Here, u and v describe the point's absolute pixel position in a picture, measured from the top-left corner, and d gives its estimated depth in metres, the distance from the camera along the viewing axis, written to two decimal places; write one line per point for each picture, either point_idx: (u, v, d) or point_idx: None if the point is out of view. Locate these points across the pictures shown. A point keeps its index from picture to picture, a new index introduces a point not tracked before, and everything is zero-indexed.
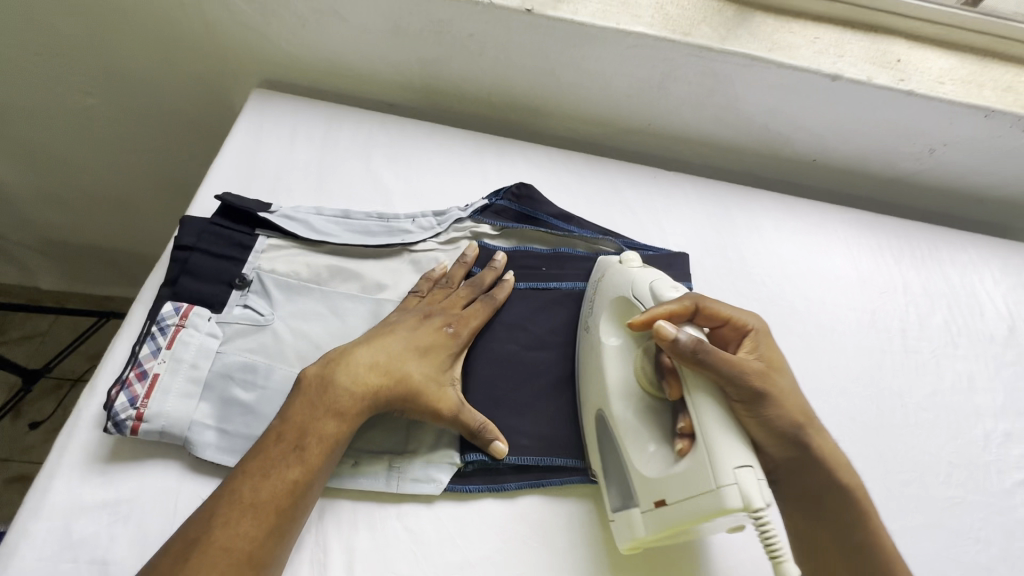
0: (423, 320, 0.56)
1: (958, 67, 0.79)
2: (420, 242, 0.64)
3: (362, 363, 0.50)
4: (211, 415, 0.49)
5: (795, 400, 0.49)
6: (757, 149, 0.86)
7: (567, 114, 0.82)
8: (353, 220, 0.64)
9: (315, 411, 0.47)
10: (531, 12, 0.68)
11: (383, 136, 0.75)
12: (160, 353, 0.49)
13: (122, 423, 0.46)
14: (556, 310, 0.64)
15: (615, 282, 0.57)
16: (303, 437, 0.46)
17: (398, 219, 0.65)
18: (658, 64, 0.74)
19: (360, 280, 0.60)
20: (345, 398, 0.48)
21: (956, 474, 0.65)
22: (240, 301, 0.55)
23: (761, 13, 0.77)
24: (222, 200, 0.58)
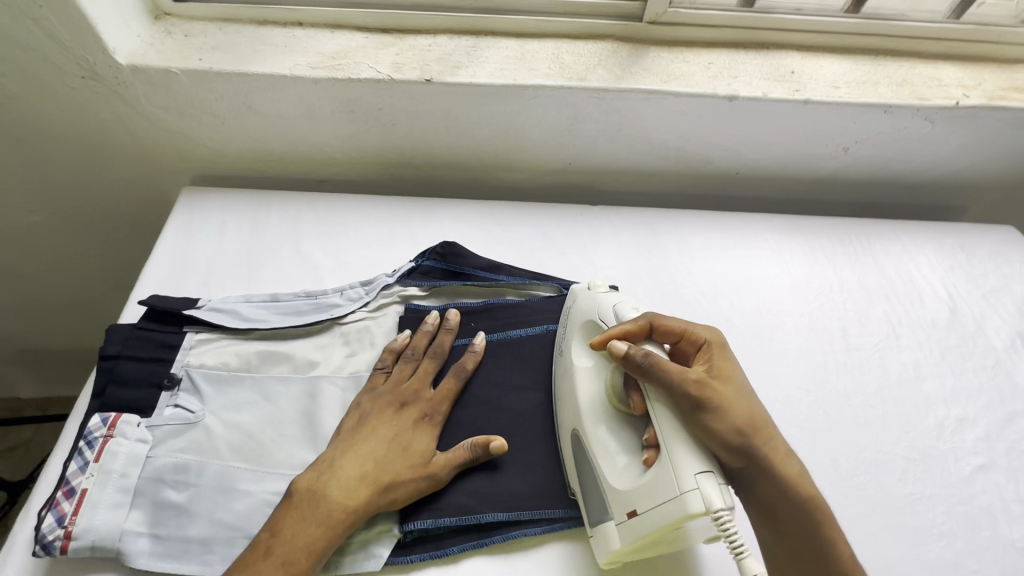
0: (398, 410, 0.58)
1: (851, 69, 0.83)
2: (349, 314, 0.67)
3: (352, 472, 0.52)
4: (144, 522, 0.50)
5: (749, 409, 0.50)
6: (680, 171, 0.89)
7: (489, 166, 0.85)
8: (281, 303, 0.66)
9: (302, 521, 0.49)
10: (430, 81, 0.72)
11: (310, 215, 0.77)
12: (87, 468, 0.50)
13: (51, 544, 0.47)
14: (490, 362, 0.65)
15: (584, 308, 0.61)
16: (294, 546, 0.48)
17: (326, 293, 0.68)
18: (564, 109, 0.77)
19: (291, 361, 0.62)
20: (336, 511, 0.50)
21: (912, 469, 0.65)
22: (170, 401, 0.56)
23: (653, 48, 0.81)
24: (147, 304, 0.61)
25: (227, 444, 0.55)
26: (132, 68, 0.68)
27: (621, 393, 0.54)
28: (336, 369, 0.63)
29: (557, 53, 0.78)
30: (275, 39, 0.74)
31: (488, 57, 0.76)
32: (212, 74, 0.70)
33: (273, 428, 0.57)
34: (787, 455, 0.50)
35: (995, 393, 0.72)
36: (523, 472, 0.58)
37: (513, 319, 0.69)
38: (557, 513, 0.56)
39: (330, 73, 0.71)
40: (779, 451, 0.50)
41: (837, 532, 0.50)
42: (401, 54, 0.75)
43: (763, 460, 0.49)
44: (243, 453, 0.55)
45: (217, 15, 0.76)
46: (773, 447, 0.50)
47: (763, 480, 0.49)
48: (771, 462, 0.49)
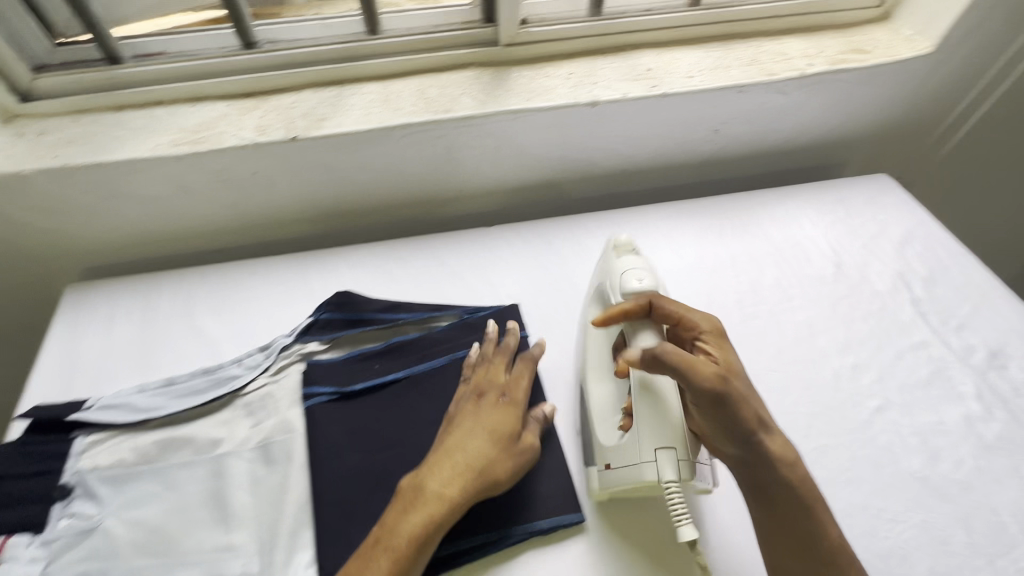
0: (480, 402, 0.61)
1: (703, 58, 0.88)
2: (250, 383, 0.66)
3: (450, 463, 0.55)
4: None
5: (750, 399, 0.53)
6: (568, 179, 0.92)
7: (380, 207, 0.86)
8: (177, 386, 0.65)
9: (406, 512, 0.53)
10: (296, 138, 0.73)
11: (202, 289, 0.76)
12: None
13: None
14: (398, 403, 0.66)
15: (605, 271, 0.67)
16: (407, 540, 0.51)
17: (224, 367, 0.67)
18: (437, 142, 0.79)
19: (193, 443, 0.61)
20: (439, 499, 0.53)
21: (816, 424, 0.68)
22: (64, 512, 0.55)
23: (514, 68, 0.84)
24: (31, 417, 0.60)
25: (129, 543, 0.53)
26: None
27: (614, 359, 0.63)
28: (242, 442, 0.62)
29: (421, 89, 0.80)
30: (136, 122, 0.74)
31: (353, 105, 0.78)
32: (70, 170, 0.69)
33: (177, 517, 0.56)
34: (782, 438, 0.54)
35: (883, 335, 0.77)
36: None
37: (417, 355, 0.70)
38: (478, 539, 0.56)
39: (193, 147, 0.71)
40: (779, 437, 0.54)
41: (831, 520, 0.52)
42: (265, 116, 0.75)
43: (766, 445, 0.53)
44: (147, 549, 0.53)
45: (70, 108, 0.75)
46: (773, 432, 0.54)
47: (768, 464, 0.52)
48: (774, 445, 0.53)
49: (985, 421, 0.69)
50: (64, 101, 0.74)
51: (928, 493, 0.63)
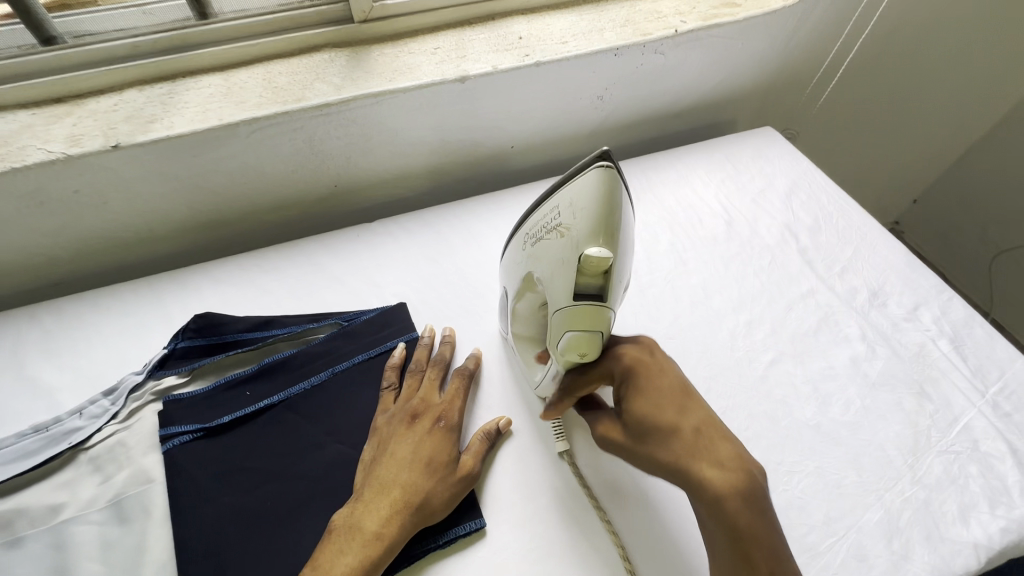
0: (416, 425, 0.58)
1: (577, 21, 0.84)
2: (94, 434, 0.57)
3: (387, 496, 0.52)
4: None
5: (651, 450, 0.52)
6: (453, 162, 0.87)
7: (244, 212, 0.78)
8: (1, 450, 0.56)
9: (341, 552, 0.49)
10: (117, 146, 0.63)
11: (33, 332, 0.66)
12: None
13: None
14: (272, 430, 0.59)
15: (554, 274, 0.45)
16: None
17: (62, 420, 0.58)
18: (294, 136, 0.72)
19: (23, 516, 0.52)
20: (377, 535, 0.50)
21: (715, 386, 0.68)
22: None
23: (375, 47, 0.77)
24: None
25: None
26: None
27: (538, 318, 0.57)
28: (86, 504, 0.53)
29: (268, 77, 0.72)
30: None
31: (188, 101, 0.68)
32: None
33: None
34: (709, 478, 0.48)
35: (774, 288, 0.78)
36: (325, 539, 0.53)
37: (293, 375, 0.63)
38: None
39: None
40: (697, 481, 0.48)
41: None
42: (79, 124, 0.65)
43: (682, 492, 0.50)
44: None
45: None
46: (688, 475, 0.49)
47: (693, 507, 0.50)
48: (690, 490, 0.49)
49: (870, 360, 0.71)
50: None
51: (820, 438, 0.64)
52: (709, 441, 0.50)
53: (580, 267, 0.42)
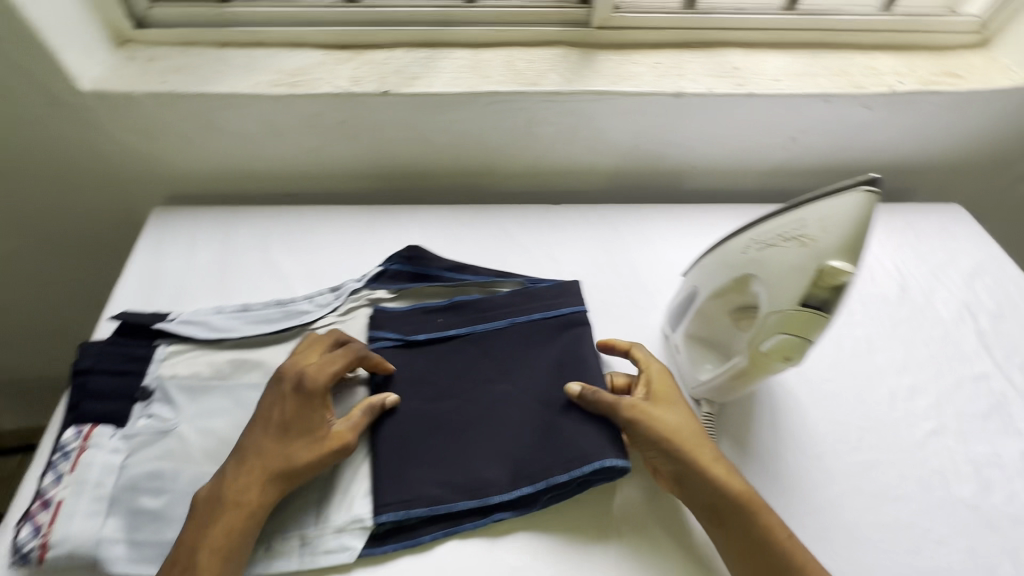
0: (280, 390, 0.56)
1: (792, 63, 0.87)
2: (319, 319, 0.68)
3: (231, 461, 0.53)
4: (121, 529, 0.51)
5: (677, 424, 0.58)
6: (637, 169, 0.93)
7: (452, 171, 0.88)
8: (252, 312, 0.68)
9: (218, 488, 0.51)
10: (387, 93, 0.75)
11: (278, 228, 0.79)
12: (62, 479, 0.52)
13: (30, 553, 0.49)
14: (455, 358, 0.66)
15: (782, 279, 0.49)
16: (245, 510, 0.50)
17: (296, 301, 0.70)
18: (519, 114, 0.81)
19: (263, 367, 0.63)
20: (230, 488, 0.51)
21: (867, 437, 0.68)
22: (144, 413, 0.58)
23: (602, 51, 0.85)
24: (120, 319, 0.64)
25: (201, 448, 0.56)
26: (96, 93, 0.71)
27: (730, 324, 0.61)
28: None
29: (510, 60, 0.82)
30: (237, 60, 0.77)
31: (444, 67, 0.79)
32: (174, 96, 0.72)
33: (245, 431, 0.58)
34: (715, 452, 0.57)
35: (943, 362, 0.76)
36: (492, 458, 0.58)
37: (477, 316, 0.70)
38: (526, 489, 0.56)
39: (289, 89, 0.74)
40: (704, 460, 0.56)
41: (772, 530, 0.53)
42: (359, 68, 0.78)
43: (685, 475, 0.55)
44: (215, 456, 0.56)
45: (179, 39, 0.79)
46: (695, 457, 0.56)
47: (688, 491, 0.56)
48: (697, 472, 0.55)
49: None
50: (175, 32, 0.78)
51: (977, 521, 0.62)
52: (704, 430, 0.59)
53: (819, 277, 0.46)
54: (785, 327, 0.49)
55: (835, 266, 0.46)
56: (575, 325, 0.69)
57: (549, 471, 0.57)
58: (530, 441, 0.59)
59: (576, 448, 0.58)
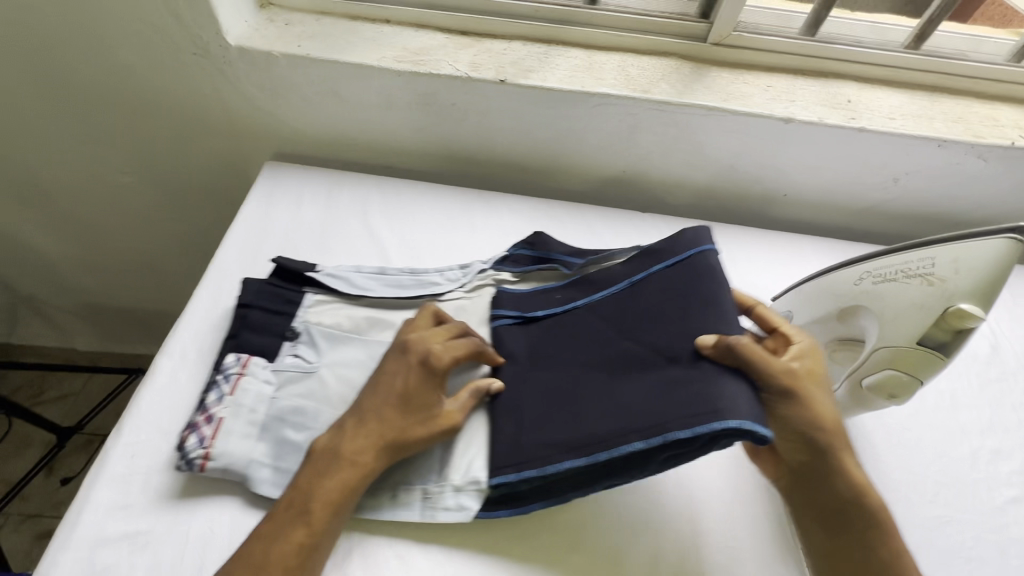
0: (404, 361, 0.57)
1: (909, 103, 0.85)
2: (448, 292, 0.70)
3: (349, 418, 0.54)
4: (268, 454, 0.55)
5: (826, 407, 0.52)
6: (728, 189, 0.92)
7: (546, 166, 0.90)
8: (388, 275, 0.71)
9: (337, 441, 0.53)
10: (503, 81, 0.78)
11: (379, 196, 0.83)
12: (224, 398, 0.56)
13: (194, 460, 0.53)
14: (577, 330, 0.62)
15: (902, 316, 0.49)
16: (360, 469, 0.52)
17: (428, 272, 0.72)
18: (624, 119, 0.82)
19: (396, 329, 0.66)
20: (349, 445, 0.52)
21: (943, 493, 0.65)
22: (292, 351, 0.62)
23: (714, 68, 0.85)
24: (278, 263, 0.68)
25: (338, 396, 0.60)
26: (239, 48, 0.76)
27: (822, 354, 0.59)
28: None
29: (623, 66, 0.83)
30: (366, 33, 0.81)
31: (558, 64, 0.81)
32: (306, 61, 0.77)
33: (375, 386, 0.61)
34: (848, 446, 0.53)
35: None
36: (608, 416, 0.52)
37: (598, 287, 0.64)
38: (638, 445, 0.49)
39: (413, 67, 0.77)
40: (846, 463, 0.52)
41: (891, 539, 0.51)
42: (478, 55, 0.80)
43: (824, 473, 0.52)
44: (351, 404, 0.59)
45: (314, 8, 0.83)
46: (840, 456, 0.52)
47: (817, 489, 0.52)
48: (837, 473, 0.52)
49: None
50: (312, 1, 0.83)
51: None
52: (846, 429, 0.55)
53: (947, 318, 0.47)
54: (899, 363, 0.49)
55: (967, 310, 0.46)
56: (705, 266, 0.59)
57: (667, 425, 0.48)
58: (647, 395, 0.52)
59: (701, 402, 0.48)
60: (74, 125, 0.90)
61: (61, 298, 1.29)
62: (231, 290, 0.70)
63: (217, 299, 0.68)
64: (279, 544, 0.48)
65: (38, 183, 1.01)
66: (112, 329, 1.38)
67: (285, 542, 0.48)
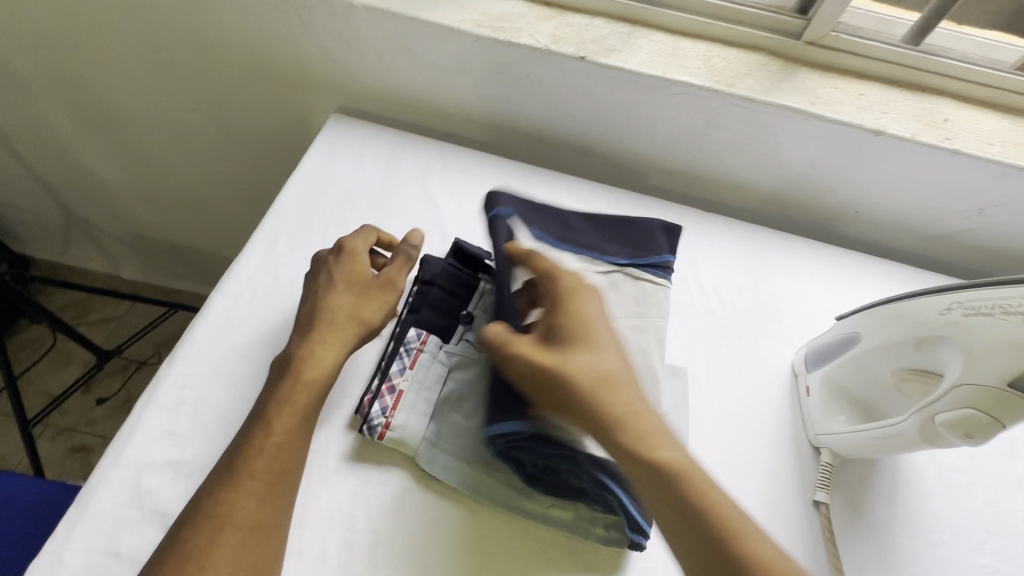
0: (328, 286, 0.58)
1: (1010, 129, 0.79)
2: None
3: (319, 347, 0.54)
4: (435, 435, 0.56)
5: (574, 373, 0.46)
6: (797, 197, 0.88)
7: (610, 150, 0.87)
8: None
9: (297, 374, 0.52)
10: (583, 58, 0.75)
11: (439, 161, 0.82)
12: (404, 371, 0.58)
13: (375, 427, 0.56)
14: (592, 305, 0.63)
15: (990, 354, 0.46)
16: (309, 394, 0.52)
17: None
18: (702, 111, 0.78)
19: None
20: (314, 372, 0.53)
21: (991, 542, 0.62)
22: (463, 335, 0.62)
23: (805, 69, 0.80)
24: (454, 245, 0.65)
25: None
26: None
27: (899, 377, 0.56)
28: None
29: (709, 56, 0.79)
30: None
31: (641, 46, 0.78)
32: (385, 13, 0.75)
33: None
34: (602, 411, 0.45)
35: None
36: None
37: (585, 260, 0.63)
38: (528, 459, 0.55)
39: (492, 33, 0.75)
40: (632, 428, 0.45)
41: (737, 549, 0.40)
42: (560, 28, 0.77)
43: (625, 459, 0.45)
44: None
45: None
46: (604, 432, 0.45)
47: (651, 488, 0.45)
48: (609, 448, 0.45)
49: None
50: None
51: None
52: (625, 391, 0.46)
53: None
54: (973, 402, 0.47)
55: None
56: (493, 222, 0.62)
57: None
58: None
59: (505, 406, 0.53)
60: (150, 56, 0.91)
61: (115, 226, 1.32)
62: (288, 239, 0.70)
63: (273, 246, 0.69)
64: (247, 459, 0.47)
65: (108, 110, 1.03)
66: (158, 262, 1.42)
67: (241, 494, 0.45)
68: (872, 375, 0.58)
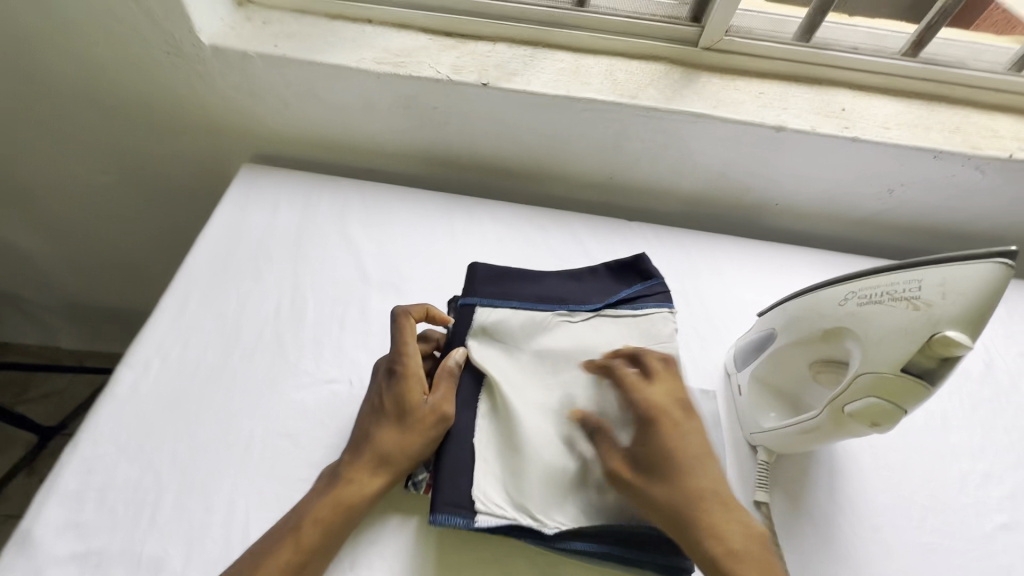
0: (378, 410, 0.56)
1: (904, 112, 0.82)
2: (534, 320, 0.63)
3: (362, 471, 0.52)
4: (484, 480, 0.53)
5: (685, 446, 0.50)
6: (717, 196, 0.90)
7: (529, 170, 0.88)
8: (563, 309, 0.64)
9: (328, 493, 0.51)
10: (486, 85, 0.75)
11: (356, 201, 0.81)
12: None
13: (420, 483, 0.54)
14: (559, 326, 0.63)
15: (886, 341, 0.47)
16: (339, 516, 0.50)
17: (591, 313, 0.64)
18: (610, 125, 0.79)
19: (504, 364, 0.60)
20: (355, 496, 0.51)
21: (931, 518, 0.63)
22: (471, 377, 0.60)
23: (706, 74, 0.83)
24: (472, 274, 0.66)
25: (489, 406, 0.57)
26: (214, 49, 0.74)
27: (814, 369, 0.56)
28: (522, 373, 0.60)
29: (611, 70, 0.80)
30: (347, 33, 0.79)
31: (544, 68, 0.79)
32: (283, 60, 0.74)
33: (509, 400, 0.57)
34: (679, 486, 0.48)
35: None
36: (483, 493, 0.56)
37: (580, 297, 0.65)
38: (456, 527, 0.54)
39: (393, 69, 0.75)
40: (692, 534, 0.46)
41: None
42: (461, 58, 0.78)
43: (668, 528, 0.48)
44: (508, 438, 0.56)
45: (294, 7, 0.81)
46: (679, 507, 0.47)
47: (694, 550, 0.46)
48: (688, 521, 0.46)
49: None
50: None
51: None
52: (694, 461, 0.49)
53: (929, 345, 0.45)
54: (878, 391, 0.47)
55: (950, 334, 0.44)
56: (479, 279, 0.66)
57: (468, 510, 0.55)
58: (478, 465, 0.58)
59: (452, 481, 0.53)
60: (50, 123, 0.87)
61: (44, 296, 1.27)
62: (199, 299, 0.68)
63: (183, 309, 0.66)
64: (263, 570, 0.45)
65: (17, 182, 0.99)
66: (97, 329, 1.37)
67: None
68: (792, 367, 0.58)
